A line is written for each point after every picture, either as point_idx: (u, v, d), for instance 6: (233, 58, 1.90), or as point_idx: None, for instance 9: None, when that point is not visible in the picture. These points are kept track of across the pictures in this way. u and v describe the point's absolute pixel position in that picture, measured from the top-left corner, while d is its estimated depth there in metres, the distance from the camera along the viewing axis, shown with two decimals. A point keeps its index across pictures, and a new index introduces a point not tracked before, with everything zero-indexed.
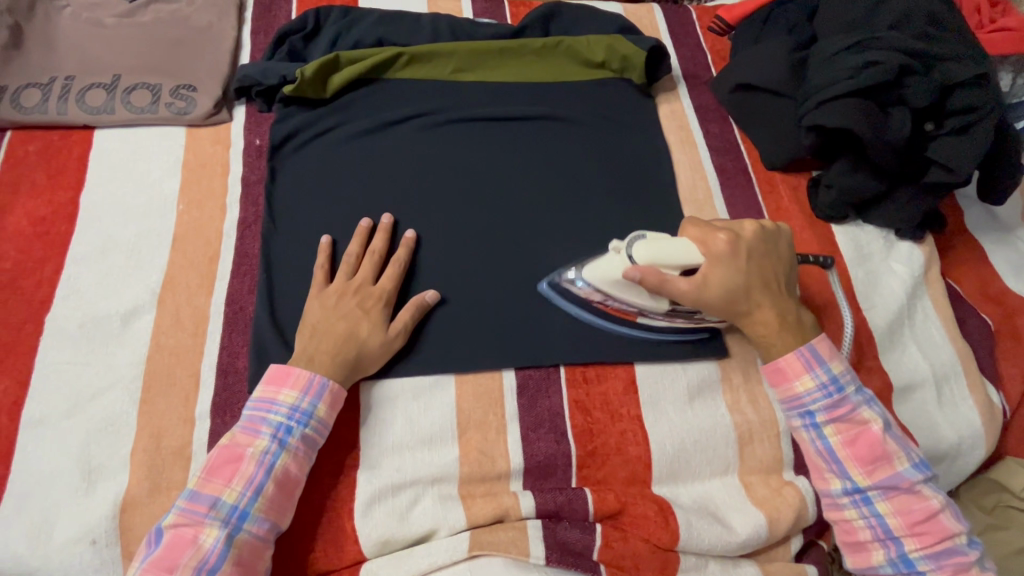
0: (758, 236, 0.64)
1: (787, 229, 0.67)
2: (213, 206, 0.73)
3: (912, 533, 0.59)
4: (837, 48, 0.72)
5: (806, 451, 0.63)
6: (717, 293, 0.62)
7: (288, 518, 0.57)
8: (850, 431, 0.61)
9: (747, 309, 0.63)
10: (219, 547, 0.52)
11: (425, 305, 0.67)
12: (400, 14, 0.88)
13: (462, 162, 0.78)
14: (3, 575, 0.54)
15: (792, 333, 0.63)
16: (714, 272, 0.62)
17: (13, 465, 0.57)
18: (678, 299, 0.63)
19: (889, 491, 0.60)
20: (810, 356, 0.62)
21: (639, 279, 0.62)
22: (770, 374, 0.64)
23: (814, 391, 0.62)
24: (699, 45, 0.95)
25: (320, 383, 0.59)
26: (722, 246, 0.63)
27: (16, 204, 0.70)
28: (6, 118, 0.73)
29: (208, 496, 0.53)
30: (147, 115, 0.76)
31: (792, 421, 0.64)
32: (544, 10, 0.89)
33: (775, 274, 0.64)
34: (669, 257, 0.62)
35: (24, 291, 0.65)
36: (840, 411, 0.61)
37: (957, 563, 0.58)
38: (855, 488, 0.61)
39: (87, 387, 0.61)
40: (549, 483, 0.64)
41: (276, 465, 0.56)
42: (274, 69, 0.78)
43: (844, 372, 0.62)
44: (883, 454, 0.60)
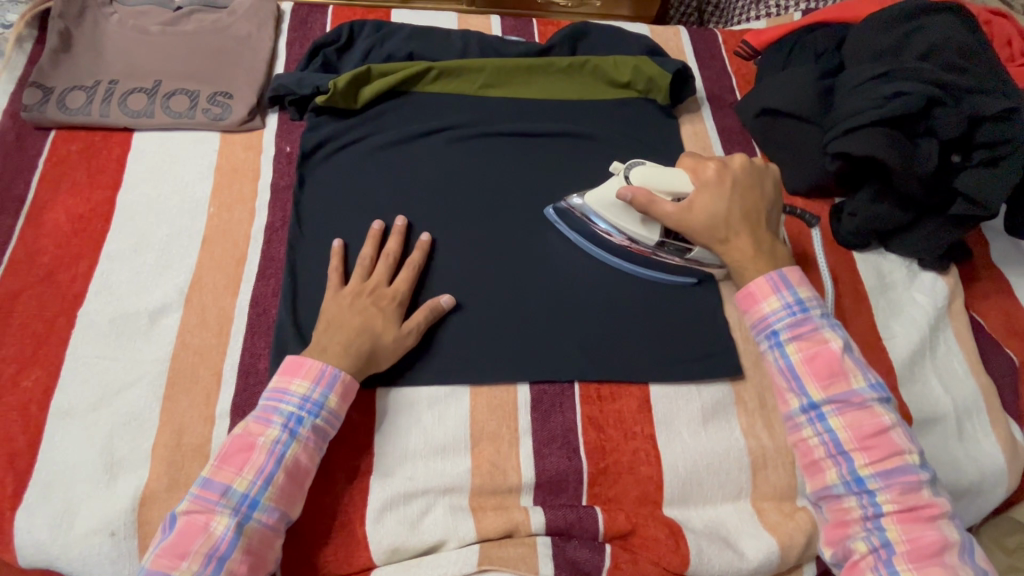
0: (746, 169, 0.71)
1: (777, 174, 0.73)
2: (243, 210, 0.75)
3: (862, 447, 0.59)
4: (864, 78, 0.72)
5: (771, 372, 0.64)
6: (700, 214, 0.68)
7: (298, 508, 0.57)
8: (811, 348, 0.62)
9: (726, 235, 0.68)
10: (229, 535, 0.53)
11: (440, 309, 0.68)
12: (431, 30, 0.90)
13: (486, 176, 0.79)
14: (27, 562, 0.56)
15: (766, 259, 0.66)
16: (700, 196, 0.68)
17: (39, 454, 0.59)
18: (665, 221, 0.69)
19: (843, 407, 0.60)
20: (777, 279, 0.65)
21: (631, 199, 0.69)
22: (741, 299, 0.66)
23: (779, 311, 0.64)
24: (724, 68, 0.96)
25: (331, 374, 0.60)
26: (711, 174, 0.70)
27: (56, 201, 0.73)
28: (52, 118, 0.76)
29: (220, 484, 0.55)
30: (184, 120, 0.78)
31: (760, 345, 0.65)
32: (572, 30, 0.91)
33: (758, 207, 0.69)
34: (662, 183, 0.70)
35: (59, 285, 0.68)
36: (803, 329, 0.63)
37: (906, 481, 0.57)
38: (810, 404, 0.61)
39: (114, 382, 0.63)
40: (560, 499, 0.64)
41: (286, 455, 0.57)
42: (309, 79, 0.81)
43: (810, 296, 0.65)
44: (840, 370, 0.61)
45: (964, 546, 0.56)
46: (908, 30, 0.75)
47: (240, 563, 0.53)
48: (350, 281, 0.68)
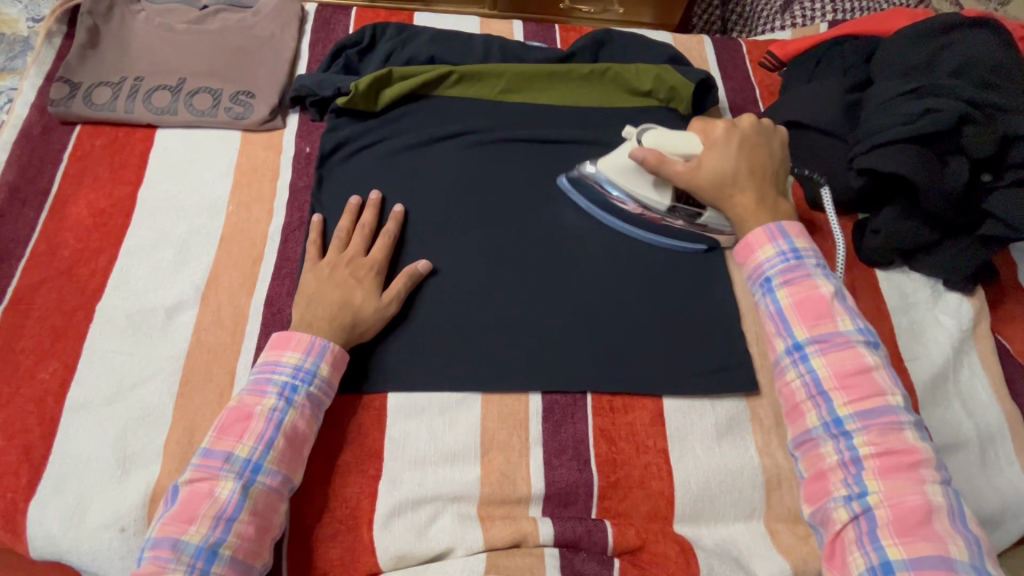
0: (754, 128, 0.71)
1: (785, 135, 0.74)
2: (261, 209, 0.75)
3: (842, 386, 0.58)
4: (893, 93, 0.71)
5: (762, 318, 0.64)
6: (709, 173, 0.69)
7: (299, 474, 0.58)
8: (802, 292, 0.62)
9: (730, 190, 0.69)
10: (235, 498, 0.53)
11: (417, 274, 0.69)
12: (453, 34, 0.90)
13: (503, 182, 0.79)
14: (38, 553, 0.56)
15: (769, 216, 0.68)
16: (709, 155, 0.70)
17: (53, 446, 0.59)
18: (675, 181, 0.71)
19: (828, 348, 0.59)
20: (774, 229, 0.66)
21: (642, 159, 0.70)
22: (738, 250, 0.68)
23: (772, 257, 0.64)
24: (747, 78, 0.94)
25: (321, 345, 0.61)
26: (720, 133, 0.71)
27: (79, 195, 0.74)
28: (78, 113, 0.77)
29: (221, 452, 0.55)
30: (207, 118, 0.79)
31: (754, 294, 0.65)
32: (595, 37, 0.90)
33: (764, 165, 0.70)
34: (672, 146, 0.71)
35: (78, 279, 0.68)
36: (793, 274, 0.63)
37: (886, 423, 0.55)
38: (795, 344, 0.61)
39: (129, 376, 0.63)
40: (569, 512, 0.63)
41: (284, 422, 0.57)
42: (330, 81, 0.81)
43: (807, 247, 0.65)
44: (827, 313, 0.60)
45: (955, 513, 0.52)
46: (938, 46, 0.73)
47: (248, 524, 0.53)
48: (327, 253, 0.69)
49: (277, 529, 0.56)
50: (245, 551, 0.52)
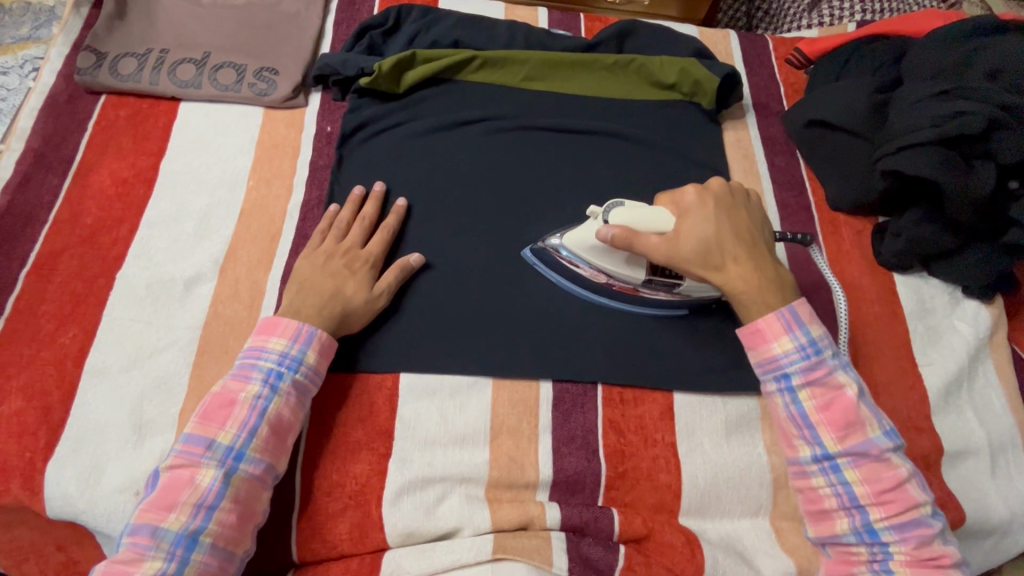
0: (725, 190, 0.67)
1: (757, 198, 0.71)
2: (281, 185, 0.75)
3: (878, 501, 0.57)
4: (925, 94, 0.69)
5: (780, 418, 0.62)
6: (690, 243, 0.63)
7: (283, 463, 0.59)
8: (825, 395, 0.60)
9: (720, 261, 0.64)
10: (216, 486, 0.54)
11: (406, 267, 0.68)
12: (478, 19, 0.89)
13: (523, 170, 0.79)
14: (55, 513, 0.58)
15: (771, 290, 0.63)
16: (685, 223, 0.64)
17: (71, 409, 0.60)
18: (653, 256, 0.64)
19: (859, 459, 0.58)
20: (789, 317, 0.61)
21: (613, 237, 0.63)
22: (748, 337, 0.63)
23: (792, 353, 0.60)
24: (773, 76, 0.93)
25: (308, 332, 0.61)
26: (692, 199, 0.66)
27: (102, 164, 0.74)
28: (104, 83, 0.78)
29: (203, 439, 0.55)
30: (230, 93, 0.79)
31: (768, 386, 0.62)
32: (620, 27, 0.90)
33: (749, 232, 0.66)
34: (645, 222, 0.64)
35: (100, 247, 0.69)
36: (816, 374, 0.60)
37: (921, 535, 0.56)
38: (824, 455, 0.59)
39: (147, 345, 0.64)
40: (576, 499, 0.64)
41: (268, 409, 0.58)
42: (354, 61, 0.81)
43: (823, 336, 0.61)
44: (856, 419, 0.58)
45: None
46: (974, 48, 0.72)
47: (229, 512, 0.54)
48: (324, 241, 0.69)
49: (260, 515, 0.57)
50: (226, 538, 0.53)
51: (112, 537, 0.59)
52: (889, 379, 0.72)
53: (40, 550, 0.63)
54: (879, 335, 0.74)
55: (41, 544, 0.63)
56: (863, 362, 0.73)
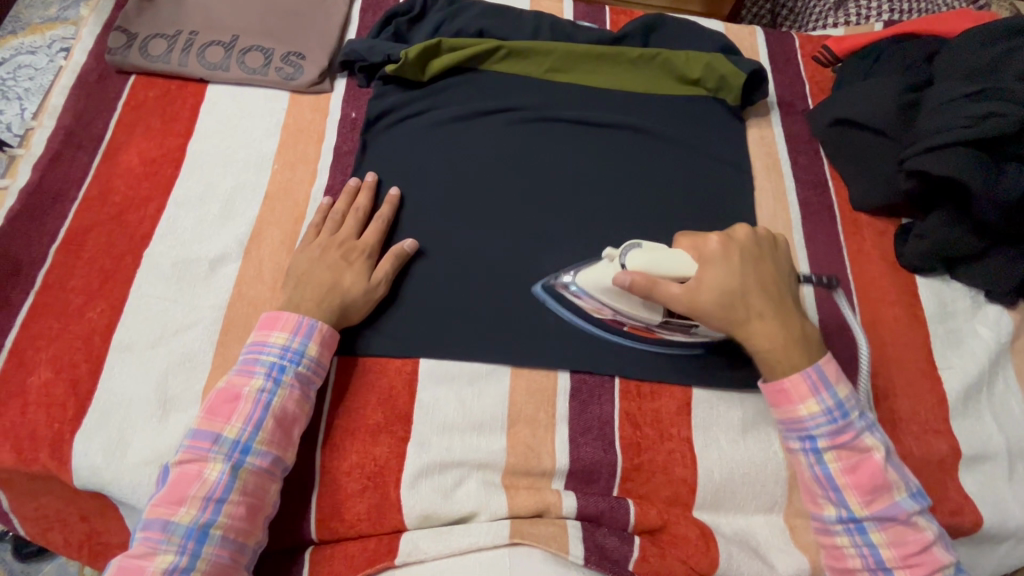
0: (751, 240, 0.64)
1: (786, 245, 0.68)
2: (305, 170, 0.76)
3: (905, 565, 0.57)
4: (957, 94, 0.69)
5: (804, 477, 0.61)
6: (711, 293, 0.61)
7: (291, 455, 0.59)
8: (852, 458, 0.59)
9: (744, 317, 0.61)
10: (225, 479, 0.55)
11: (399, 253, 0.69)
12: (504, 9, 0.89)
13: (545, 161, 0.79)
14: (82, 483, 0.59)
15: (798, 351, 0.61)
16: (708, 272, 0.62)
17: (98, 383, 0.61)
18: (672, 302, 0.62)
19: (885, 522, 0.58)
20: (816, 378, 0.60)
21: (630, 284, 0.62)
22: (772, 394, 0.61)
23: (818, 416, 0.59)
24: (798, 74, 0.93)
25: (309, 324, 0.62)
26: (716, 248, 0.63)
27: (131, 143, 0.75)
28: (134, 64, 0.79)
29: (209, 434, 0.56)
30: (257, 76, 0.80)
31: (791, 444, 0.61)
32: (647, 21, 0.89)
33: (775, 287, 0.63)
34: (663, 267, 0.62)
35: (128, 225, 0.70)
36: (843, 437, 0.59)
37: None
38: (850, 517, 0.58)
39: (172, 323, 0.65)
40: (591, 489, 0.64)
41: (273, 403, 0.58)
42: (380, 47, 0.81)
43: (849, 397, 0.60)
44: (883, 483, 0.58)
45: None
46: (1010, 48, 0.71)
47: (238, 505, 0.55)
48: (319, 235, 0.69)
49: (269, 508, 0.57)
50: (236, 530, 0.55)
51: (137, 508, 0.60)
52: (907, 382, 0.72)
53: (64, 519, 0.65)
54: (899, 338, 0.74)
55: (65, 513, 0.64)
56: (882, 364, 0.72)
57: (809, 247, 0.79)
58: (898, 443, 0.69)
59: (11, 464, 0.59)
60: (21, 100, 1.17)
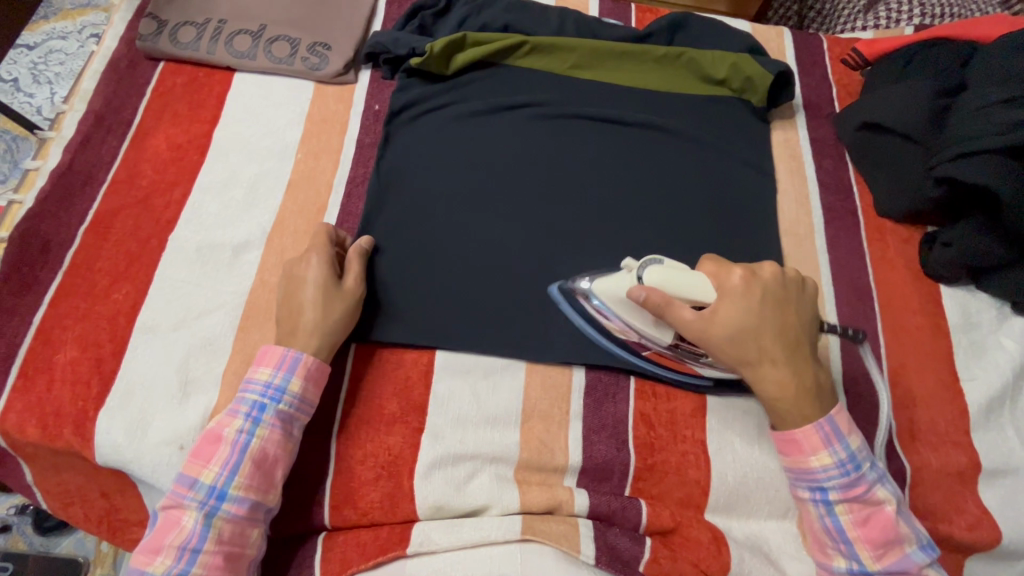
0: (776, 281, 0.61)
1: (813, 288, 0.64)
2: (328, 160, 0.77)
3: None
4: (991, 100, 0.67)
5: (814, 527, 0.60)
6: (723, 329, 0.59)
7: (270, 496, 0.58)
8: (863, 511, 0.58)
9: (757, 360, 0.59)
10: (199, 528, 0.54)
11: (355, 253, 0.66)
12: (529, 4, 0.89)
13: (567, 157, 0.78)
14: (104, 460, 0.60)
15: (811, 402, 0.59)
16: (724, 306, 0.59)
17: (121, 363, 0.63)
18: (682, 329, 0.60)
19: (895, 575, 0.57)
20: (829, 430, 0.58)
21: (643, 299, 0.60)
22: (783, 444, 0.60)
23: (830, 468, 0.58)
24: (826, 76, 0.91)
25: (292, 358, 0.60)
26: (736, 285, 0.60)
27: (159, 128, 0.76)
28: (163, 50, 0.80)
29: (188, 478, 0.56)
30: (283, 66, 0.80)
31: (800, 493, 0.60)
32: (673, 19, 0.88)
33: (796, 333, 0.60)
34: (681, 289, 0.59)
35: (154, 209, 0.71)
36: (855, 490, 0.58)
37: None
38: (861, 569, 0.58)
39: (195, 307, 0.66)
40: (603, 487, 0.64)
41: (250, 444, 0.57)
42: (406, 40, 0.81)
43: (862, 448, 0.59)
44: (895, 537, 0.57)
45: None
46: None
47: (215, 554, 0.54)
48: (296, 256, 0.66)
49: (251, 555, 0.56)
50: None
51: (156, 487, 0.61)
52: (928, 392, 0.71)
53: (85, 495, 0.66)
54: (921, 348, 0.73)
55: (86, 489, 0.66)
56: (903, 373, 0.71)
57: (831, 252, 0.78)
58: (917, 454, 0.68)
59: (36, 438, 0.60)
60: (52, 85, 1.20)
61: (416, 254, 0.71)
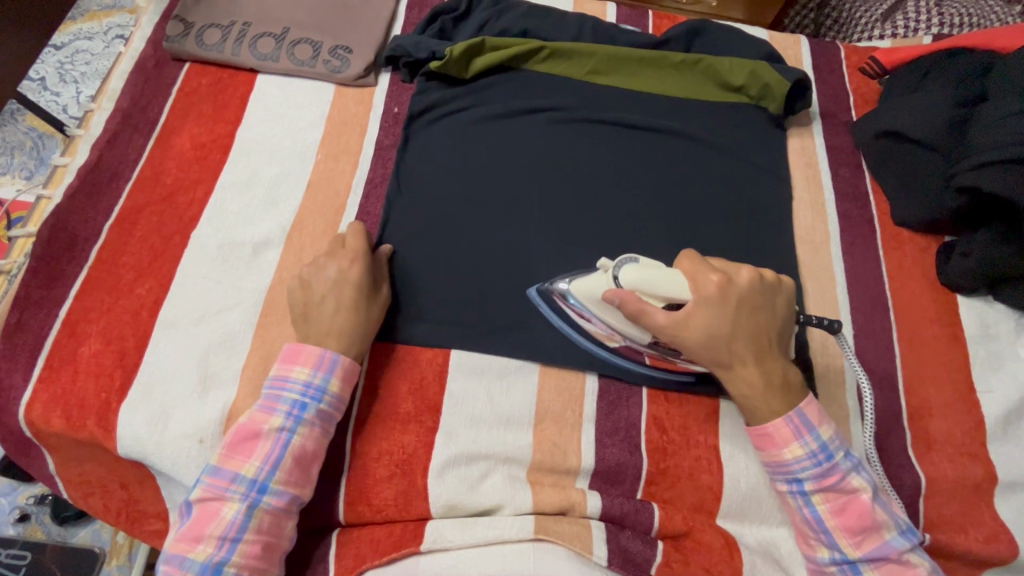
0: (752, 282, 0.61)
1: (789, 288, 0.64)
2: (348, 161, 0.78)
3: None
4: (1011, 110, 0.66)
5: (795, 519, 0.60)
6: (697, 334, 0.59)
7: (308, 490, 0.59)
8: (839, 499, 0.58)
9: (729, 362, 0.59)
10: (240, 519, 0.55)
11: (380, 258, 0.69)
12: (548, 10, 0.90)
13: (582, 162, 0.79)
14: (125, 452, 0.61)
15: (779, 397, 0.59)
16: (698, 312, 0.59)
17: (143, 357, 0.64)
18: (656, 333, 0.60)
19: (877, 562, 0.57)
20: (798, 422, 0.58)
21: (618, 303, 0.60)
22: (754, 437, 0.60)
23: (802, 458, 0.58)
24: (843, 84, 0.92)
25: (331, 359, 0.61)
26: (712, 289, 0.59)
27: (183, 128, 0.78)
28: (189, 52, 0.82)
29: (229, 472, 0.57)
30: (305, 68, 0.82)
31: (779, 486, 0.60)
32: (691, 26, 0.89)
33: (767, 332, 0.60)
34: (656, 289, 0.59)
35: (177, 207, 0.72)
36: (829, 479, 0.57)
37: None
38: (843, 558, 0.57)
39: (216, 303, 0.67)
40: (616, 489, 0.64)
41: (292, 441, 0.58)
42: (426, 43, 0.82)
43: (833, 437, 0.58)
44: (872, 524, 0.57)
45: None
46: None
47: (254, 543, 0.55)
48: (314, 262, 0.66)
49: (286, 544, 0.58)
50: (252, 568, 0.55)
51: (175, 479, 0.63)
52: (944, 403, 0.70)
53: (105, 486, 0.67)
54: (937, 358, 0.72)
55: (107, 480, 0.67)
56: (919, 384, 0.71)
57: (846, 261, 0.78)
58: (933, 465, 0.67)
59: (60, 429, 0.62)
60: (78, 84, 1.23)
61: (432, 255, 0.72)
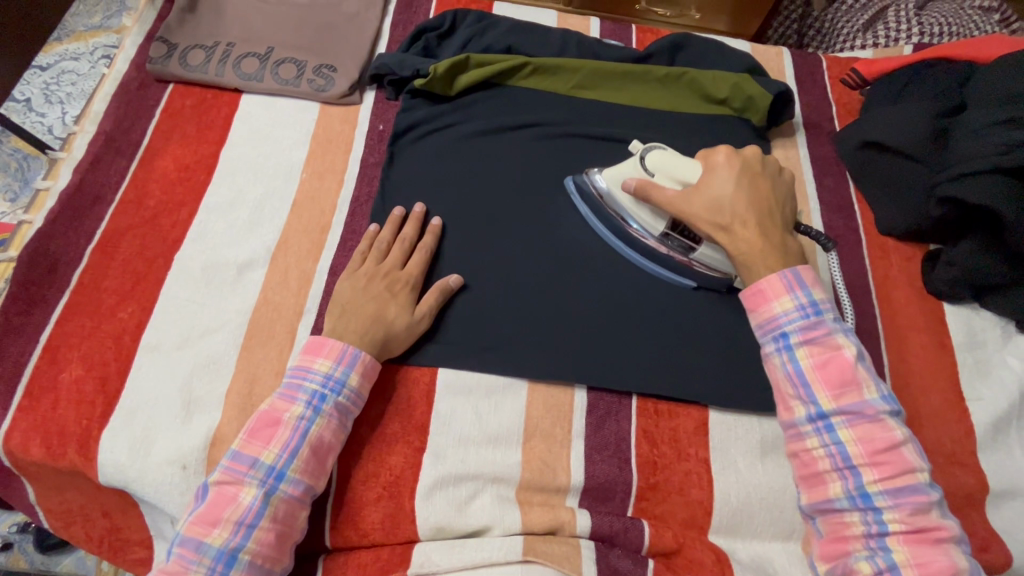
0: (755, 162, 0.69)
1: (790, 177, 0.72)
2: (332, 179, 0.78)
3: (871, 462, 0.55)
4: (990, 120, 0.67)
5: (776, 377, 0.60)
6: (703, 200, 0.66)
7: (322, 483, 0.59)
8: (823, 354, 0.58)
9: (729, 223, 0.65)
10: (256, 505, 0.55)
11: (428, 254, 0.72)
12: (532, 26, 0.91)
13: (568, 176, 0.79)
14: (106, 479, 0.60)
15: (776, 255, 0.63)
16: (705, 183, 0.67)
17: (126, 383, 0.63)
18: (666, 206, 0.68)
19: (853, 419, 0.57)
20: (792, 278, 0.61)
21: (634, 188, 0.69)
22: (749, 298, 0.63)
23: (791, 311, 0.60)
24: (825, 95, 0.92)
25: (353, 353, 0.61)
26: (720, 162, 0.68)
27: (167, 149, 0.78)
28: (173, 72, 0.82)
29: (248, 457, 0.56)
30: (290, 87, 0.82)
31: (766, 347, 0.62)
32: (673, 40, 0.90)
33: (769, 202, 0.67)
34: (672, 169, 0.69)
35: (160, 229, 0.72)
36: (815, 333, 0.59)
37: (916, 502, 0.54)
38: (819, 414, 0.57)
39: (199, 325, 0.67)
40: (605, 507, 0.64)
41: (310, 431, 0.58)
42: (410, 62, 0.82)
43: (825, 299, 0.61)
44: (851, 379, 0.57)
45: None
46: None
47: (268, 531, 0.55)
48: (366, 261, 0.69)
49: (297, 535, 0.57)
50: (264, 556, 0.54)
51: (158, 506, 0.62)
52: (933, 412, 0.70)
53: (87, 515, 0.66)
54: (924, 366, 0.72)
55: (89, 508, 0.66)
56: (908, 393, 0.71)
57: None
58: None
59: (40, 457, 0.61)
60: (63, 105, 1.22)
61: None
